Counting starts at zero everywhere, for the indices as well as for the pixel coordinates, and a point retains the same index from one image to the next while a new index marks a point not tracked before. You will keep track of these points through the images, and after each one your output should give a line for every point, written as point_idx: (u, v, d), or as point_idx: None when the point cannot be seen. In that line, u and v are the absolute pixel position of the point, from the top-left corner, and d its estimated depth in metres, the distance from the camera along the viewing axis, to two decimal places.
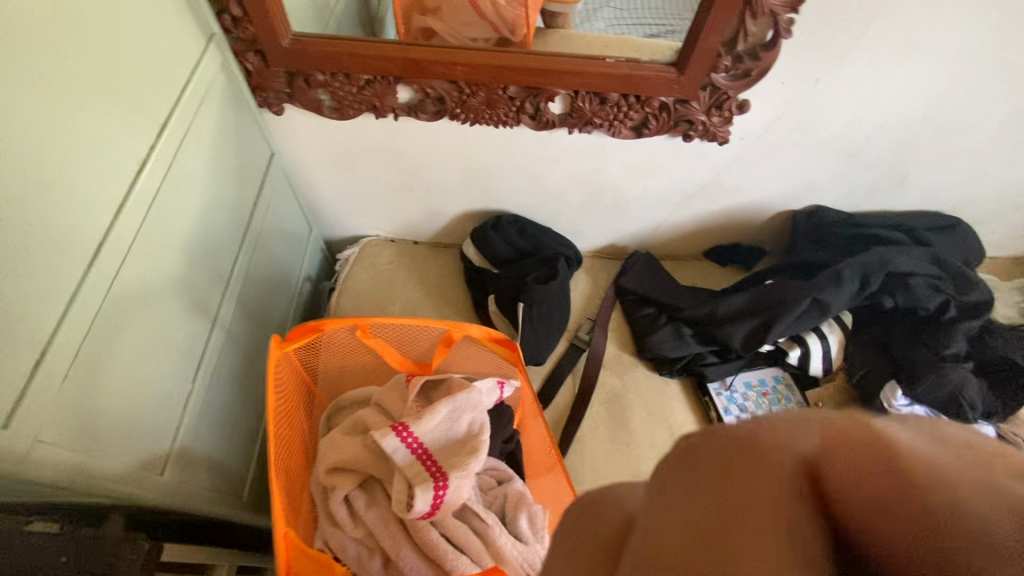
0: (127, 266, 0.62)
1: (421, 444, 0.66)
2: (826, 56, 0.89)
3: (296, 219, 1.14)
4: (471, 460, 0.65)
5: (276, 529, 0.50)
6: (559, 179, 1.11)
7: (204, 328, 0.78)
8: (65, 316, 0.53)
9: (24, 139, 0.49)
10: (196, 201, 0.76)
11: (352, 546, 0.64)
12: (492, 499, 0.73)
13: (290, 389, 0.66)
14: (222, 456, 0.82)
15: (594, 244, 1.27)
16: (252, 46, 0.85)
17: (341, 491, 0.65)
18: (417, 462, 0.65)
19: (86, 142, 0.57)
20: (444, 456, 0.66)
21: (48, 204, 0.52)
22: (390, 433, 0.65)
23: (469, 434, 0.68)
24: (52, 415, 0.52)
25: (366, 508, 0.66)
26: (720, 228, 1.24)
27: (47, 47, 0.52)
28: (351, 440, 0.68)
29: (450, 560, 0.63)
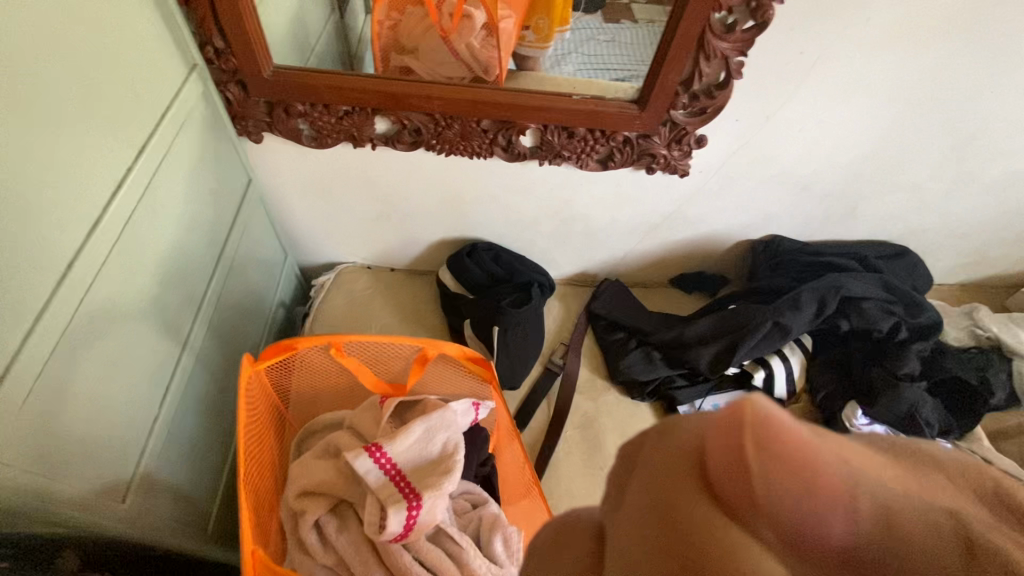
0: (97, 285, 0.62)
1: (395, 464, 0.65)
2: (776, 96, 0.97)
3: (271, 246, 1.15)
4: (445, 479, 0.65)
5: (244, 547, 0.49)
6: (532, 208, 1.15)
7: (173, 352, 0.77)
8: (30, 334, 0.53)
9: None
10: (171, 223, 0.77)
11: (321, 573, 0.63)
12: (467, 523, 0.73)
13: (261, 410, 0.66)
14: (186, 486, 0.80)
15: (566, 271, 1.31)
16: (233, 76, 0.88)
17: (311, 516, 0.64)
18: (390, 483, 0.64)
19: (63, 162, 0.57)
20: (417, 476, 0.66)
21: (20, 221, 0.52)
22: (363, 454, 0.65)
23: (443, 454, 0.68)
24: (11, 434, 0.50)
25: (337, 533, 0.65)
26: (687, 255, 1.29)
27: (30, 69, 0.53)
28: (323, 463, 0.67)
29: None
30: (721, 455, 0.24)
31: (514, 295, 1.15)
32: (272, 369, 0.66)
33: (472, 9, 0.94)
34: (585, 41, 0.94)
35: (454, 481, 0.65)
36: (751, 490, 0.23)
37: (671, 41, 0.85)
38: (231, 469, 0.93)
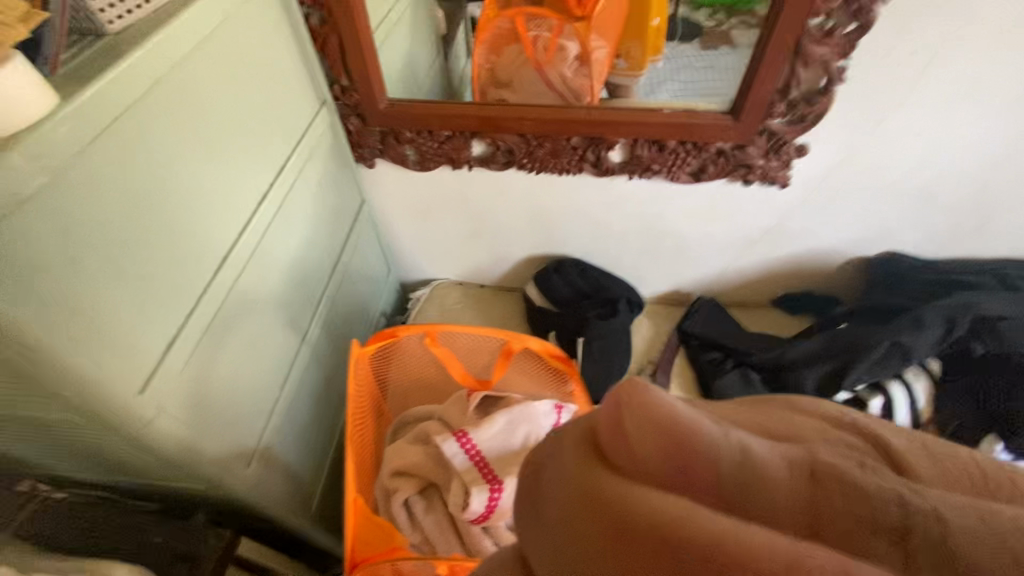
0: (241, 280, 0.74)
1: (479, 451, 0.69)
2: (885, 100, 0.91)
3: (378, 261, 1.27)
4: (526, 468, 0.67)
5: (347, 497, 0.55)
6: (620, 224, 1.17)
7: (295, 344, 0.88)
8: (191, 312, 0.64)
9: (182, 169, 0.63)
10: (299, 233, 0.89)
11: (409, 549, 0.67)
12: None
13: (366, 391, 0.72)
14: (297, 466, 0.89)
15: (655, 289, 1.29)
16: (355, 110, 1.01)
17: (402, 493, 0.69)
18: (474, 468, 0.67)
19: (224, 177, 0.70)
20: (499, 465, 0.69)
21: (192, 220, 0.65)
22: (451, 438, 0.69)
23: (525, 446, 0.70)
24: (174, 392, 0.61)
25: (424, 513, 0.69)
26: (787, 274, 1.22)
27: (207, 101, 0.67)
28: (414, 447, 0.72)
29: None
30: (608, 428, 0.26)
31: (602, 309, 1.17)
32: (376, 357, 0.73)
33: (566, 42, 1.06)
34: (680, 69, 0.96)
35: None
36: (630, 441, 0.25)
37: (761, 53, 0.84)
38: (334, 458, 1.02)
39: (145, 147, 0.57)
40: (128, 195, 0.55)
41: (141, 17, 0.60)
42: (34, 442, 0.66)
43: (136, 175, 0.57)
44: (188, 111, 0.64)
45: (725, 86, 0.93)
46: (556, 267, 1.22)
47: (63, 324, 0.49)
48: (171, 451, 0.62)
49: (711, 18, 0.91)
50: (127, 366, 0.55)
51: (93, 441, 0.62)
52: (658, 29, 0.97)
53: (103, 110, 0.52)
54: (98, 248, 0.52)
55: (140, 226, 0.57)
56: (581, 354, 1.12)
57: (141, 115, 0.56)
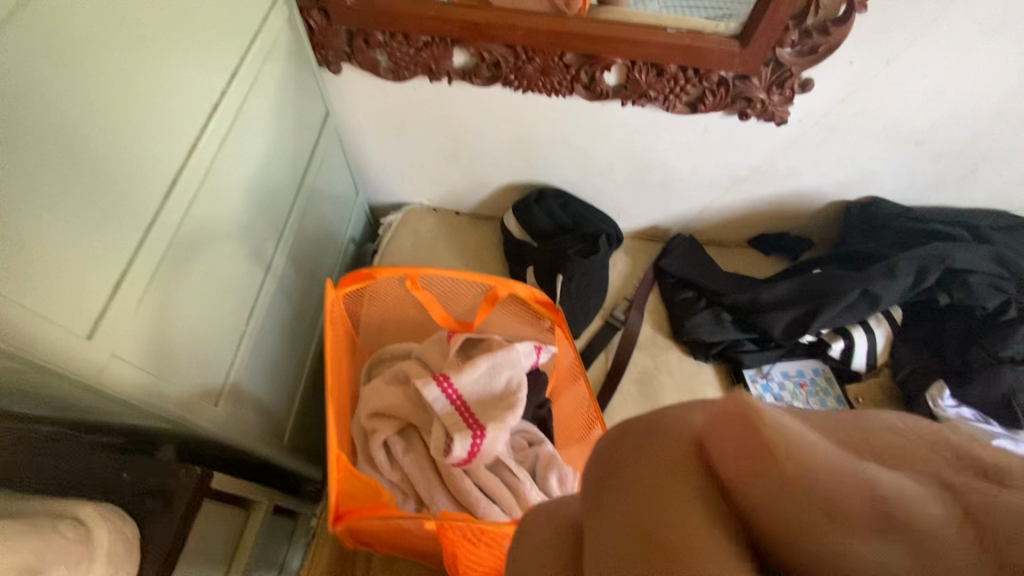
0: (196, 206, 0.65)
1: (460, 396, 0.68)
2: (899, 35, 0.85)
3: (345, 182, 1.17)
4: (509, 414, 0.67)
5: (329, 451, 0.53)
6: (607, 154, 1.10)
7: (259, 276, 0.81)
8: (140, 245, 0.57)
9: (102, 72, 0.52)
10: (257, 150, 0.79)
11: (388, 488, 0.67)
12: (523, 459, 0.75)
13: (342, 332, 0.69)
14: (268, 399, 0.86)
15: (636, 224, 1.27)
16: (317, 2, 0.87)
17: (381, 435, 0.68)
18: (455, 413, 0.67)
19: (162, 82, 0.60)
20: (482, 409, 0.68)
21: (126, 137, 0.55)
22: (432, 382, 0.67)
23: (509, 390, 0.70)
24: (129, 334, 0.55)
25: (403, 453, 0.69)
26: (768, 214, 1.21)
27: None
28: (393, 389, 0.71)
29: (481, 507, 0.64)
30: (727, 443, 0.24)
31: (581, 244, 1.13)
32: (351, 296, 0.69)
33: None
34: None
35: (516, 417, 0.67)
36: (755, 479, 0.22)
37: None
38: (305, 389, 1.00)
39: (51, 44, 0.47)
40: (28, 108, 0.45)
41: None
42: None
43: (43, 80, 0.47)
44: None
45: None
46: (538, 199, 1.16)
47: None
48: (131, 396, 0.57)
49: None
50: (71, 309, 0.49)
51: (41, 388, 0.56)
52: None
53: None
54: (9, 172, 0.44)
55: (61, 144, 0.48)
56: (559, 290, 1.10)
57: None
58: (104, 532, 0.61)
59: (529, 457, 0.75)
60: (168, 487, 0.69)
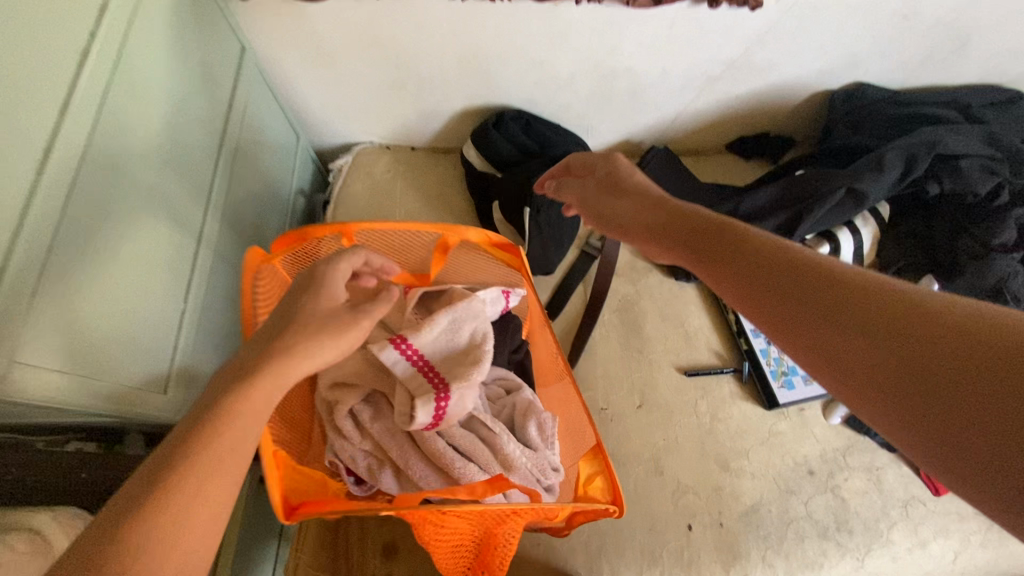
0: (84, 176, 0.56)
1: (422, 355, 0.63)
2: None
3: (281, 127, 1.05)
4: (476, 368, 0.62)
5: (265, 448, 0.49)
6: (566, 64, 0.98)
7: (188, 247, 0.73)
8: (17, 234, 0.48)
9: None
10: (155, 100, 0.68)
11: (361, 456, 0.64)
12: (500, 409, 0.72)
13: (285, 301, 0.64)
14: None
15: (606, 140, 1.17)
16: None
17: (346, 404, 0.65)
18: (419, 374, 0.62)
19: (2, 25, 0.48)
20: (447, 368, 0.64)
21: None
22: (389, 346, 0.62)
23: (475, 342, 0.65)
24: (25, 337, 0.48)
25: (372, 420, 0.66)
26: (746, 115, 1.12)
27: None
28: (351, 354, 0.67)
29: (458, 468, 0.62)
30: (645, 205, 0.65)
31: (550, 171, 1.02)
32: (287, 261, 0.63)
33: None
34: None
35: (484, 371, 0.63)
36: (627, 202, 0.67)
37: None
38: None
39: None
40: None
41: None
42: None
43: None
44: None
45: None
46: (496, 126, 1.05)
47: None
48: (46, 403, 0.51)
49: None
50: None
51: None
52: None
53: None
54: None
55: None
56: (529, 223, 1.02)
57: None
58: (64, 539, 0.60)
59: (506, 407, 0.72)
60: None
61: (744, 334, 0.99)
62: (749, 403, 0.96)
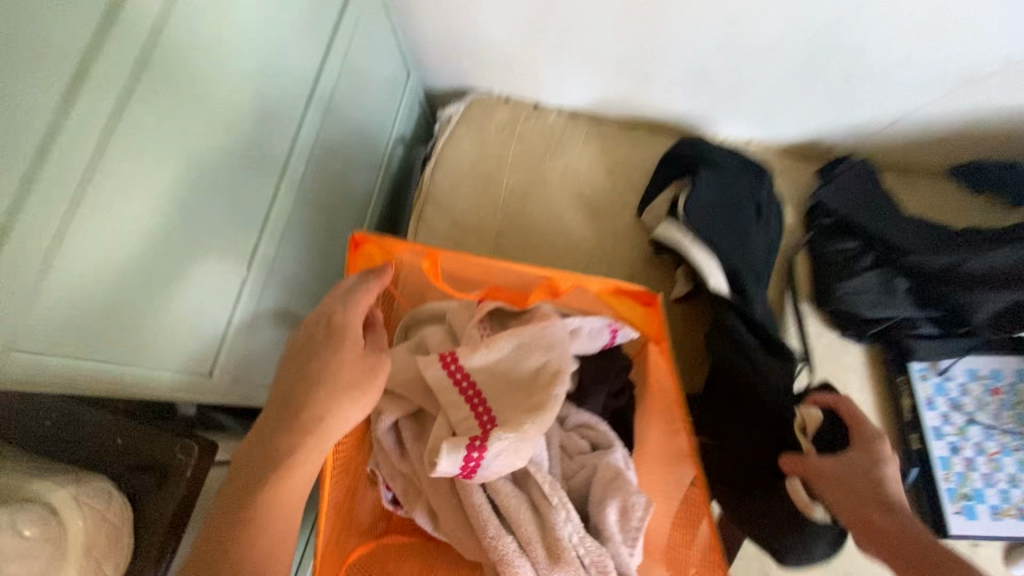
0: (139, 103, 0.42)
1: (471, 381, 0.51)
2: None
3: (392, 61, 0.86)
4: (526, 417, 0.48)
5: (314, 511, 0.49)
6: (772, 29, 0.71)
7: (257, 211, 0.60)
8: (21, 207, 0.35)
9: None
10: (244, 5, 0.52)
11: (392, 476, 0.57)
12: (577, 469, 0.57)
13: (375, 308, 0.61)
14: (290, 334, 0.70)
15: (787, 136, 0.91)
16: None
17: (388, 416, 0.55)
18: (462, 402, 0.51)
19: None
20: (503, 410, 0.50)
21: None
22: (434, 362, 0.51)
23: (536, 378, 0.52)
24: (31, 321, 0.37)
25: (413, 444, 0.56)
26: (997, 131, 0.82)
27: None
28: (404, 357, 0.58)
29: (492, 538, 0.49)
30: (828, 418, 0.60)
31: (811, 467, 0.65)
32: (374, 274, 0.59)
33: None
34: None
35: (541, 424, 0.48)
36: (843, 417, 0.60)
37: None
38: None
39: None
40: None
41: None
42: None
43: None
44: None
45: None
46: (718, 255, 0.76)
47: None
48: (10, 386, 0.37)
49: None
50: None
51: None
52: None
53: None
54: None
55: None
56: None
57: None
58: (80, 525, 0.50)
59: (582, 468, 0.57)
60: (162, 462, 0.58)
61: (919, 431, 0.76)
62: None
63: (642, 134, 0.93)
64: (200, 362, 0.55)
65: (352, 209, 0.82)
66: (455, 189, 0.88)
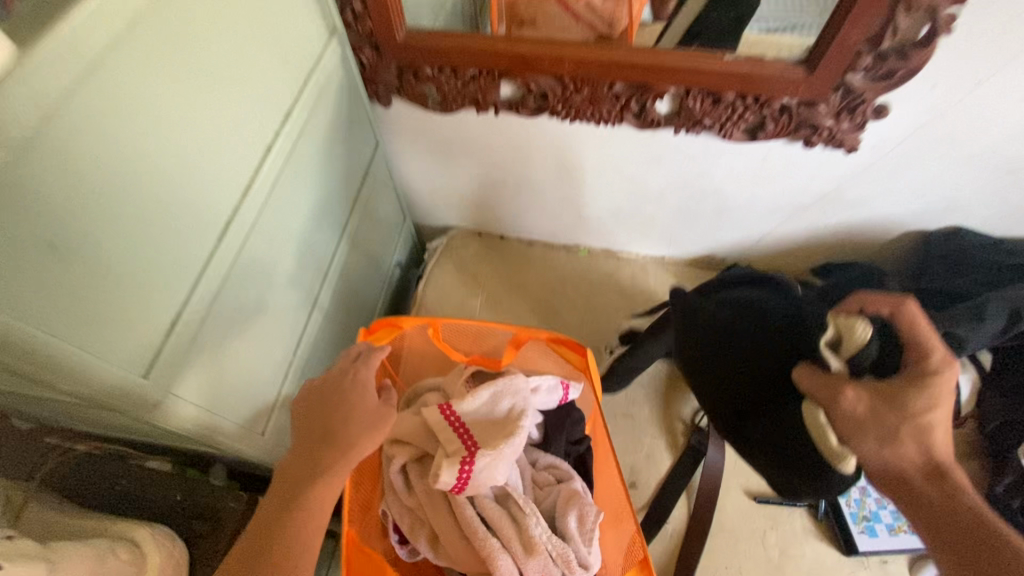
0: (249, 240, 0.67)
1: (461, 421, 0.71)
2: (992, 55, 0.76)
3: (395, 211, 1.17)
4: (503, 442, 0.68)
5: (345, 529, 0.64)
6: (658, 182, 1.05)
7: (304, 314, 0.83)
8: (186, 300, 0.58)
9: (123, 54, 0.47)
10: (308, 181, 0.81)
11: (401, 511, 0.72)
12: (545, 495, 0.74)
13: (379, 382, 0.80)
14: None
15: (690, 252, 1.22)
16: (368, 39, 0.87)
17: (397, 460, 0.72)
18: (455, 436, 0.70)
19: (227, 103, 0.61)
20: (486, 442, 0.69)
21: (190, 163, 0.56)
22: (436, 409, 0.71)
23: (506, 418, 0.72)
24: (181, 376, 0.58)
25: (417, 481, 0.72)
26: (834, 242, 1.14)
27: (189, 43, 0.54)
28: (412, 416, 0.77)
29: (482, 540, 0.65)
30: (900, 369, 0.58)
31: (788, 449, 0.70)
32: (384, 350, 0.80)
33: None
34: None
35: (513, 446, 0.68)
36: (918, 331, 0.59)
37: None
38: None
39: (110, 99, 0.47)
40: (99, 174, 0.46)
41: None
42: (23, 402, 0.66)
43: (121, 154, 0.48)
44: (177, 60, 0.53)
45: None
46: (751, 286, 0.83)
47: (24, 294, 0.42)
48: (159, 421, 0.57)
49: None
50: (131, 353, 0.52)
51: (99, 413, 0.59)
52: None
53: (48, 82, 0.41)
54: (78, 246, 0.46)
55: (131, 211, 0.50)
56: (718, 411, 0.80)
57: (112, 81, 0.47)
58: (158, 558, 0.65)
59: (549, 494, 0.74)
60: (217, 511, 0.73)
61: None
62: (825, 544, 0.91)
63: (584, 255, 1.24)
64: (263, 424, 0.74)
65: (364, 318, 1.06)
66: (442, 301, 1.14)
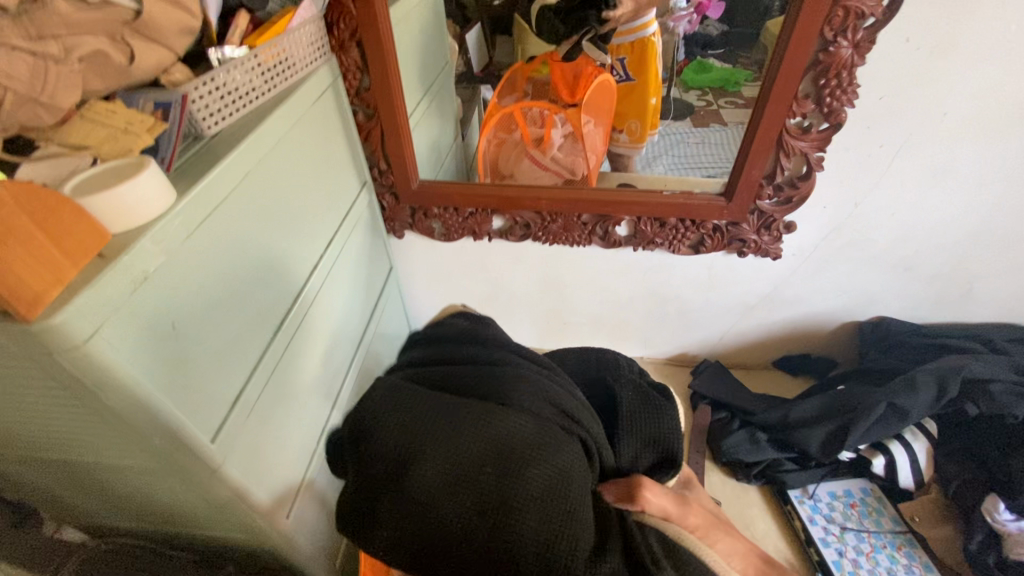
0: (294, 337, 0.82)
1: None
2: (863, 180, 1.02)
3: (400, 325, 1.33)
4: None
5: None
6: (627, 289, 1.26)
7: (326, 408, 0.94)
8: (247, 381, 0.70)
9: (234, 192, 0.67)
10: (340, 296, 0.99)
11: None
12: None
13: None
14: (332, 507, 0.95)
15: (664, 351, 1.39)
16: (389, 188, 1.12)
17: None
18: None
19: (289, 232, 0.81)
20: None
21: (261, 273, 0.74)
22: None
23: None
24: (234, 446, 0.68)
25: None
26: (785, 338, 1.32)
27: (271, 190, 0.76)
28: None
29: None
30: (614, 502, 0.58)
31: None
32: None
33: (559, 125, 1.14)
34: (675, 144, 1.05)
35: None
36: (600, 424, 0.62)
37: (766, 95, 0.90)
38: None
39: (220, 224, 0.65)
40: (206, 274, 0.63)
41: (242, 111, 0.73)
42: (75, 486, 0.74)
43: (218, 260, 0.65)
44: (262, 200, 0.74)
45: (733, 117, 0.96)
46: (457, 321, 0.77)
47: (147, 357, 0.54)
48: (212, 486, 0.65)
49: (702, 98, 0.99)
50: (206, 417, 0.63)
51: (158, 485, 0.67)
52: (656, 107, 1.04)
53: (191, 208, 0.59)
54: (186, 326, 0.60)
55: (219, 304, 0.65)
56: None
57: (223, 212, 0.66)
58: None
59: None
60: None
61: None
62: None
63: None
64: (288, 507, 0.80)
65: None
66: None
